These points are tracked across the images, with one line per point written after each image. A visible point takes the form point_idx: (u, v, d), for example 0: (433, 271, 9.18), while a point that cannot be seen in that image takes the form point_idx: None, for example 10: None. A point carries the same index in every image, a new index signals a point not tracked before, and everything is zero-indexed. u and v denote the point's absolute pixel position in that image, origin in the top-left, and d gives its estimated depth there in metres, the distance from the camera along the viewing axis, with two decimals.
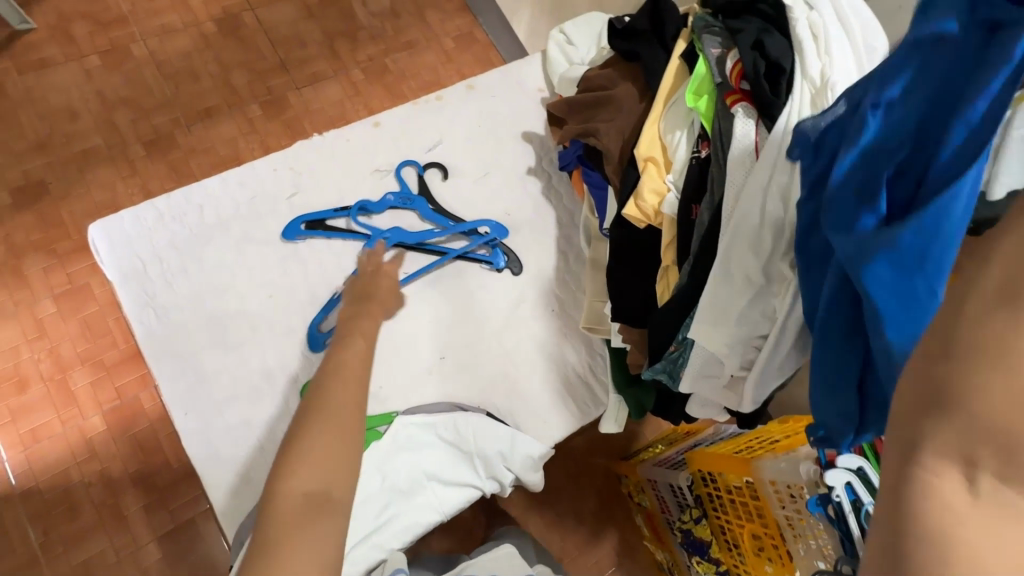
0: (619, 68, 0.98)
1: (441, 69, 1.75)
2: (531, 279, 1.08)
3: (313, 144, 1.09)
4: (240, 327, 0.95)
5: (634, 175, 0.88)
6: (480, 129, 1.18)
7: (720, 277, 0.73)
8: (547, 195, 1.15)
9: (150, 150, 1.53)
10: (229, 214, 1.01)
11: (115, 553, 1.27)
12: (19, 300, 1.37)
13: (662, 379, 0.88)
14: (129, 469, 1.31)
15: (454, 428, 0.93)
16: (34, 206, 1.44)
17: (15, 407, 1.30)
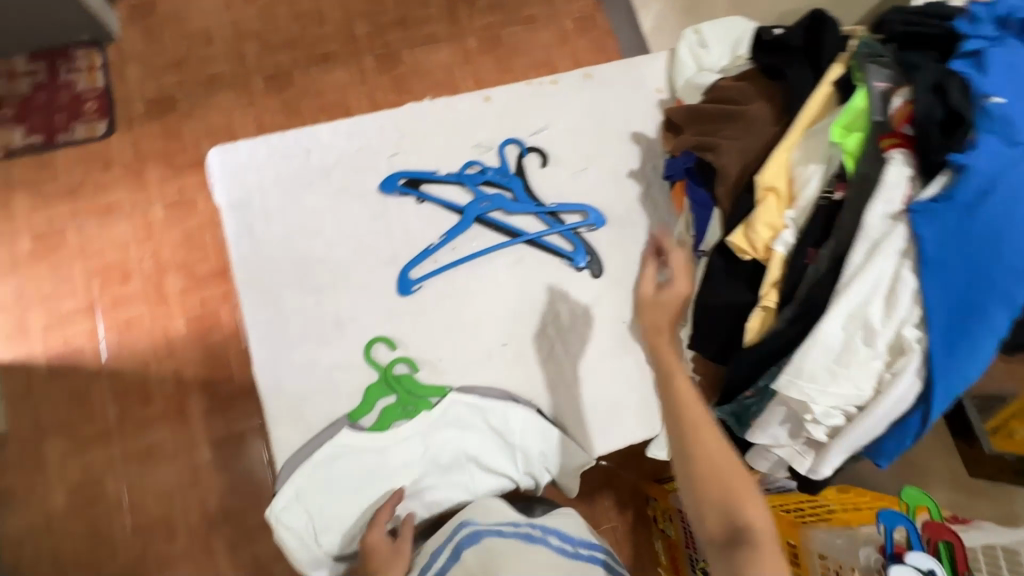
0: (755, 83, 0.90)
1: (553, 50, 1.72)
2: (609, 285, 1.04)
3: (423, 107, 1.09)
4: (321, 273, 0.98)
5: (749, 203, 0.82)
6: (589, 120, 1.13)
7: (827, 336, 0.68)
8: (644, 201, 1.10)
9: (268, 85, 1.61)
10: (331, 162, 1.04)
11: (172, 446, 1.39)
12: (136, 201, 1.51)
13: (728, 420, 0.85)
14: (199, 374, 1.42)
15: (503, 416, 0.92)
16: (162, 119, 1.56)
17: (118, 296, 1.45)
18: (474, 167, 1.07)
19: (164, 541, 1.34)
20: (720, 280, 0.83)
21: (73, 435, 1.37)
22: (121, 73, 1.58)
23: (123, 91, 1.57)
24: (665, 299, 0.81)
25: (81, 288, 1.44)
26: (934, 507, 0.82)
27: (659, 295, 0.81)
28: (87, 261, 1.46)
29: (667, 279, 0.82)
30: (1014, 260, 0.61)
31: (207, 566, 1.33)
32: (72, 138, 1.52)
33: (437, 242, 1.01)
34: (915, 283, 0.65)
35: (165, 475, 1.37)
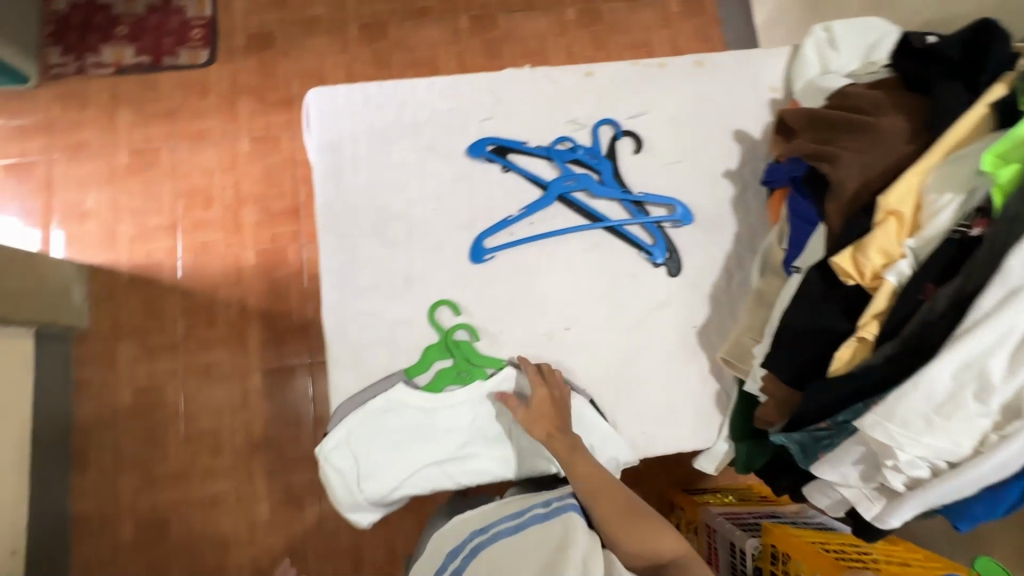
0: (892, 94, 0.82)
1: (654, 33, 1.64)
2: (684, 286, 1.00)
3: (522, 74, 1.06)
4: (398, 228, 0.99)
5: (863, 225, 0.74)
6: (691, 111, 1.07)
7: (933, 382, 0.62)
8: (736, 204, 1.04)
9: (363, 33, 1.62)
10: (423, 118, 1.03)
11: (229, 368, 1.46)
12: (226, 132, 1.56)
13: (791, 449, 0.78)
14: (261, 305, 1.49)
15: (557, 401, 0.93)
16: (260, 55, 1.60)
17: (199, 219, 1.52)
18: (564, 144, 1.04)
19: (211, 455, 1.43)
20: (813, 301, 0.78)
21: (144, 342, 1.47)
22: (228, 5, 1.63)
23: (228, 23, 1.62)
24: (537, 411, 0.86)
25: (167, 206, 1.53)
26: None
27: (531, 407, 0.87)
28: (175, 183, 1.54)
29: (530, 400, 0.88)
30: None
31: (246, 485, 1.42)
32: (177, 62, 1.58)
33: (516, 215, 1.00)
34: None
35: (219, 394, 1.45)
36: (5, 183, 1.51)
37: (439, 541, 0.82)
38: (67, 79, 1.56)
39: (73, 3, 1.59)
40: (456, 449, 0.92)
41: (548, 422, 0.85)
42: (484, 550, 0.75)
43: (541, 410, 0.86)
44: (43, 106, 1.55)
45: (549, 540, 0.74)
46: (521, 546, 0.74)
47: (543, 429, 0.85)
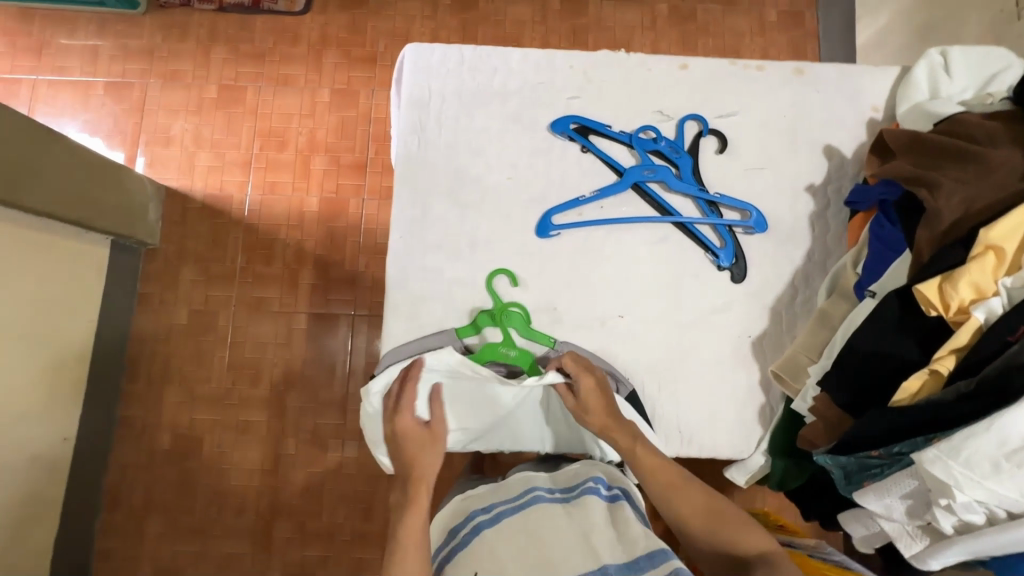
0: (1011, 128, 0.77)
1: (746, 40, 1.59)
2: (745, 294, 0.98)
3: (618, 58, 1.05)
4: (471, 191, 1.00)
5: (957, 256, 0.71)
6: (784, 120, 1.04)
7: (1008, 428, 0.60)
8: (813, 221, 1.01)
9: (454, 2, 1.63)
10: (511, 88, 1.04)
11: (280, 305, 1.53)
12: (309, 80, 1.62)
13: (834, 471, 0.78)
14: (317, 250, 1.54)
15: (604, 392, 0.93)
16: (352, 11, 1.65)
17: (273, 160, 1.58)
18: (648, 133, 1.03)
19: (250, 384, 1.50)
20: (886, 327, 0.75)
21: (206, 268, 1.54)
22: None
23: None
24: (587, 404, 0.87)
25: (245, 143, 1.59)
26: None
27: (580, 398, 0.87)
28: (255, 122, 1.60)
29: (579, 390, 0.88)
30: None
31: (277, 418, 1.48)
32: (274, 7, 1.64)
33: (588, 196, 1.00)
34: None
35: (266, 328, 1.52)
36: (103, 100, 1.61)
37: (445, 522, 0.80)
38: (172, 10, 1.64)
39: None
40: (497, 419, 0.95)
41: (601, 415, 0.86)
42: (484, 527, 0.73)
43: (592, 402, 0.86)
44: (147, 33, 1.63)
45: (552, 523, 0.72)
46: (522, 527, 0.72)
47: (599, 420, 0.86)
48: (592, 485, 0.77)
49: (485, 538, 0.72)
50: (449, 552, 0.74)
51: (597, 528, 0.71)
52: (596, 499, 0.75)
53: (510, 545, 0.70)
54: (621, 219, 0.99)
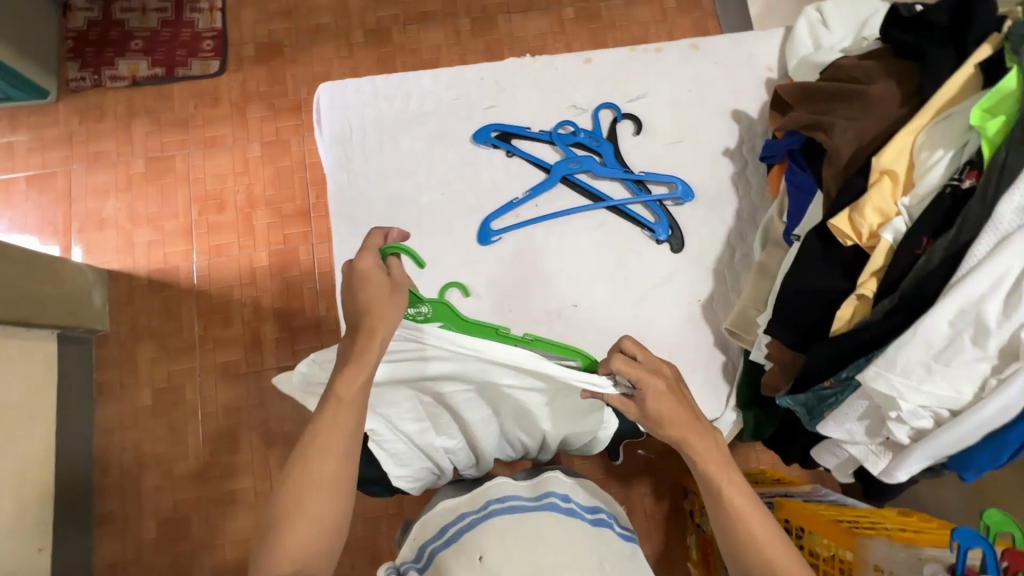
0: (884, 64, 0.84)
1: (652, 28, 1.68)
2: (688, 261, 1.02)
3: (523, 63, 1.09)
4: (408, 213, 1.02)
5: (859, 186, 0.77)
6: (689, 93, 1.10)
7: (930, 331, 0.64)
8: (736, 182, 1.06)
9: (367, 39, 1.67)
10: (430, 108, 1.07)
11: (245, 366, 1.50)
12: (237, 138, 1.61)
13: (798, 411, 0.81)
14: (275, 303, 1.53)
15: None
16: (269, 63, 1.66)
17: (213, 223, 1.57)
18: (566, 128, 1.07)
19: (228, 451, 1.45)
20: (811, 265, 0.80)
21: (162, 342, 1.51)
22: (237, 16, 1.68)
23: (237, 34, 1.67)
24: (655, 415, 0.69)
25: (182, 211, 1.57)
26: (1018, 535, 0.74)
27: (650, 409, 0.68)
28: (189, 188, 1.59)
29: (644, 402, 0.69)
30: None
31: (262, 480, 1.44)
32: (189, 72, 1.64)
33: (522, 197, 1.03)
34: None
35: (235, 392, 1.48)
36: (27, 194, 1.57)
37: (454, 504, 0.76)
38: (85, 93, 1.62)
39: (91, 20, 1.64)
40: (475, 417, 0.83)
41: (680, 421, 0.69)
42: (495, 518, 0.71)
43: (664, 411, 0.68)
44: (63, 119, 1.60)
45: (561, 537, 0.69)
46: (532, 526, 0.70)
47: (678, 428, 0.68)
48: (603, 518, 0.75)
49: (494, 528, 0.70)
50: (449, 535, 0.72)
51: (610, 555, 0.69)
52: (612, 536, 0.73)
53: (518, 539, 0.68)
54: (557, 213, 1.02)
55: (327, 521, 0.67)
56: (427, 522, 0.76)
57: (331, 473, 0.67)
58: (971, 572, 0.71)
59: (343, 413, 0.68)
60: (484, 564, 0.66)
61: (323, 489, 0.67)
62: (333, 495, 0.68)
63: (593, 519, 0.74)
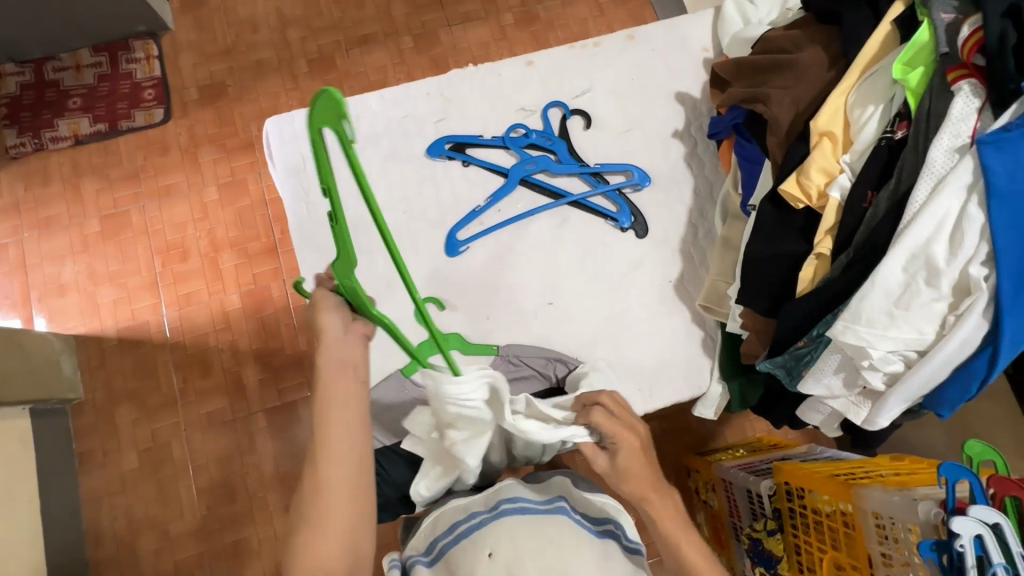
0: (809, 31, 0.87)
1: (591, 23, 1.71)
2: (654, 245, 1.04)
3: (467, 73, 1.10)
4: (373, 235, 1.02)
5: (802, 150, 0.80)
6: (632, 82, 1.12)
7: (887, 278, 0.66)
8: (689, 161, 1.09)
9: (311, 68, 1.66)
10: (381, 128, 1.07)
11: (231, 412, 1.47)
12: (192, 184, 1.59)
13: (778, 374, 0.82)
14: (253, 345, 1.50)
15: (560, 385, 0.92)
16: (214, 105, 1.64)
17: (178, 272, 1.53)
18: (518, 131, 1.08)
19: (225, 503, 1.42)
20: (769, 233, 0.83)
21: (141, 402, 1.47)
22: (175, 62, 1.66)
23: (178, 80, 1.65)
24: (625, 470, 0.70)
25: (145, 265, 1.54)
26: (998, 460, 0.78)
27: (620, 463, 0.70)
28: (149, 241, 1.55)
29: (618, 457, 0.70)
30: None
31: (265, 526, 1.41)
32: (133, 124, 1.60)
33: (483, 204, 1.04)
34: (982, 218, 0.61)
35: (224, 440, 1.45)
36: None
37: (466, 502, 0.76)
38: (27, 158, 1.57)
39: (23, 83, 1.60)
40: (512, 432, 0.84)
41: (644, 483, 0.70)
42: (507, 516, 0.71)
43: (634, 469, 0.69)
44: (7, 188, 1.56)
45: (570, 540, 0.69)
46: (542, 527, 0.70)
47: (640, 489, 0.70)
48: (611, 531, 0.74)
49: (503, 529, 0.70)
50: (459, 531, 0.72)
51: (615, 568, 0.68)
52: (621, 553, 0.71)
53: (527, 541, 0.68)
54: (520, 215, 1.03)
55: (351, 531, 0.62)
56: (441, 515, 0.76)
57: (342, 478, 0.62)
58: (963, 503, 0.74)
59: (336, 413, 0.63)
60: (495, 560, 0.67)
61: (337, 492, 0.62)
62: (346, 502, 0.62)
63: (600, 534, 0.73)
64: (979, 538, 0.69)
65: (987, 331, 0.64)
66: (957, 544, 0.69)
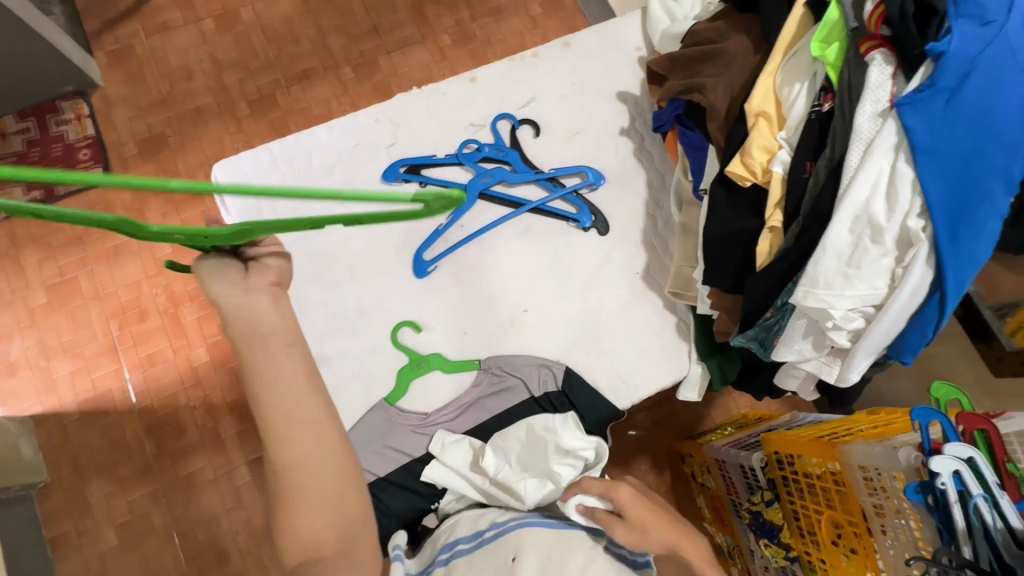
0: (732, 21, 0.92)
1: (526, 35, 1.75)
2: (617, 240, 1.07)
3: (411, 96, 1.12)
4: (339, 267, 1.01)
5: (742, 131, 0.84)
6: (574, 87, 1.16)
7: (836, 240, 0.70)
8: (638, 156, 1.12)
9: (253, 109, 1.64)
10: (332, 160, 1.07)
11: (212, 471, 1.41)
12: (142, 241, 1.53)
13: (752, 346, 0.86)
14: (227, 396, 1.45)
15: (558, 389, 0.96)
16: (156, 157, 1.59)
17: (138, 333, 1.47)
18: (470, 146, 1.10)
19: (217, 566, 1.35)
20: (724, 214, 0.87)
21: (114, 474, 1.39)
22: (109, 118, 1.61)
23: (114, 136, 1.60)
24: (637, 519, 0.70)
25: (100, 331, 1.47)
26: (963, 399, 0.82)
27: (630, 517, 0.70)
28: (102, 305, 1.49)
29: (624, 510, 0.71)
30: (1008, 137, 0.62)
31: None
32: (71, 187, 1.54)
33: (445, 222, 1.04)
34: (911, 173, 0.66)
35: (209, 501, 1.39)
36: None
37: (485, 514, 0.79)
38: None
39: None
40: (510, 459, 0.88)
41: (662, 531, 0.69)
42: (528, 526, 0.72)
43: (643, 517, 0.69)
44: None
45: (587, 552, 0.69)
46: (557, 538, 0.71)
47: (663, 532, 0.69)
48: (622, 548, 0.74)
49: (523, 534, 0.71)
50: (480, 538, 0.73)
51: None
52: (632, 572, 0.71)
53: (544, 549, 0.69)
54: (483, 228, 1.04)
55: (336, 500, 0.60)
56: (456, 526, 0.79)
57: (301, 456, 0.58)
58: (938, 444, 0.78)
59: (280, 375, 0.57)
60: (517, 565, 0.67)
61: (307, 475, 0.58)
62: (325, 474, 0.59)
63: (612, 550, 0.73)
64: (958, 473, 0.72)
65: (932, 277, 0.68)
66: (939, 482, 0.72)
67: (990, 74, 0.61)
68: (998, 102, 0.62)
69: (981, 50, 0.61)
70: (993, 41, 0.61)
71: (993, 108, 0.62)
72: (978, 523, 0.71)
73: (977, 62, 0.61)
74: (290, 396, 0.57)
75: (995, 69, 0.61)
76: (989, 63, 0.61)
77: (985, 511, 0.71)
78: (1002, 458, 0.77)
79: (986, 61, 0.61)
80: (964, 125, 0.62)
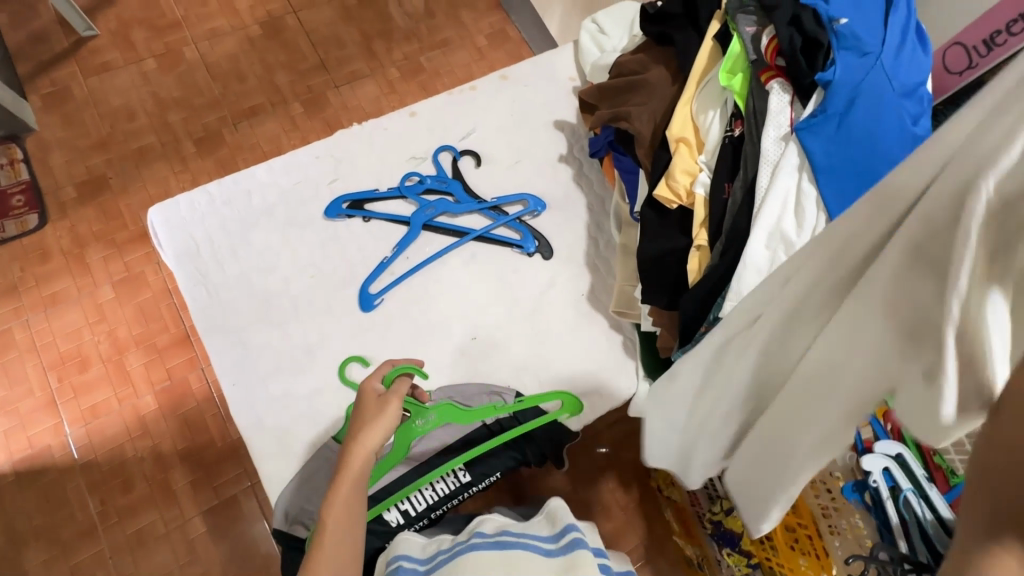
0: (651, 53, 0.98)
1: (473, 66, 1.79)
2: (562, 264, 1.09)
3: (352, 133, 1.13)
4: (283, 305, 1.00)
5: (666, 157, 0.88)
6: (513, 117, 1.19)
7: (755, 256, 0.73)
8: (578, 181, 1.16)
9: (199, 147, 1.62)
10: (273, 199, 1.07)
11: (163, 526, 1.33)
12: (82, 287, 1.47)
13: (692, 360, 0.87)
14: (178, 444, 1.38)
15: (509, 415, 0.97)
16: (96, 200, 1.55)
17: (79, 384, 1.40)
18: (412, 179, 1.11)
19: None
20: (656, 233, 0.90)
21: (53, 537, 1.30)
22: (45, 162, 1.56)
23: (51, 180, 1.55)
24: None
25: (38, 385, 1.39)
26: None
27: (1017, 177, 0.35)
28: (40, 357, 1.41)
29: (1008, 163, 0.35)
30: (894, 155, 0.68)
31: None
32: (4, 236, 1.48)
33: (391, 255, 1.05)
34: (814, 191, 0.71)
35: (160, 558, 1.31)
36: None
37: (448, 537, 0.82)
38: None
39: None
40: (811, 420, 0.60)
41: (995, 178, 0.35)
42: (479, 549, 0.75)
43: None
44: None
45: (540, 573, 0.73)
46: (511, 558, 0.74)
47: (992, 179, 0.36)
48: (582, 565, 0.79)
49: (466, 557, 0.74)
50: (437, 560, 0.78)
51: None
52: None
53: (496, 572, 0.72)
54: (430, 258, 1.06)
55: None
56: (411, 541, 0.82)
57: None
58: (871, 444, 0.82)
59: (347, 484, 0.74)
60: None
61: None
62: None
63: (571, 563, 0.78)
64: (888, 471, 0.77)
65: None
66: (871, 480, 0.77)
67: (872, 99, 0.68)
68: (881, 124, 0.68)
69: (860, 78, 0.68)
70: (870, 71, 0.68)
71: (878, 127, 0.68)
72: (910, 517, 0.74)
73: (857, 88, 0.68)
74: (341, 519, 0.71)
75: (876, 94, 0.68)
76: (868, 90, 0.68)
77: (916, 505, 0.74)
78: (930, 451, 0.81)
79: (866, 88, 0.68)
80: (853, 145, 0.69)
